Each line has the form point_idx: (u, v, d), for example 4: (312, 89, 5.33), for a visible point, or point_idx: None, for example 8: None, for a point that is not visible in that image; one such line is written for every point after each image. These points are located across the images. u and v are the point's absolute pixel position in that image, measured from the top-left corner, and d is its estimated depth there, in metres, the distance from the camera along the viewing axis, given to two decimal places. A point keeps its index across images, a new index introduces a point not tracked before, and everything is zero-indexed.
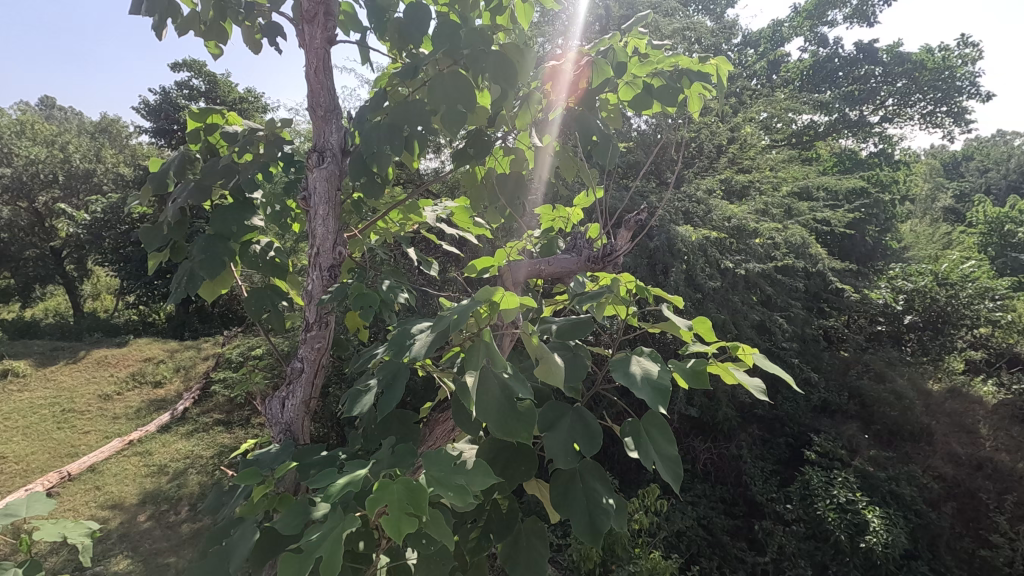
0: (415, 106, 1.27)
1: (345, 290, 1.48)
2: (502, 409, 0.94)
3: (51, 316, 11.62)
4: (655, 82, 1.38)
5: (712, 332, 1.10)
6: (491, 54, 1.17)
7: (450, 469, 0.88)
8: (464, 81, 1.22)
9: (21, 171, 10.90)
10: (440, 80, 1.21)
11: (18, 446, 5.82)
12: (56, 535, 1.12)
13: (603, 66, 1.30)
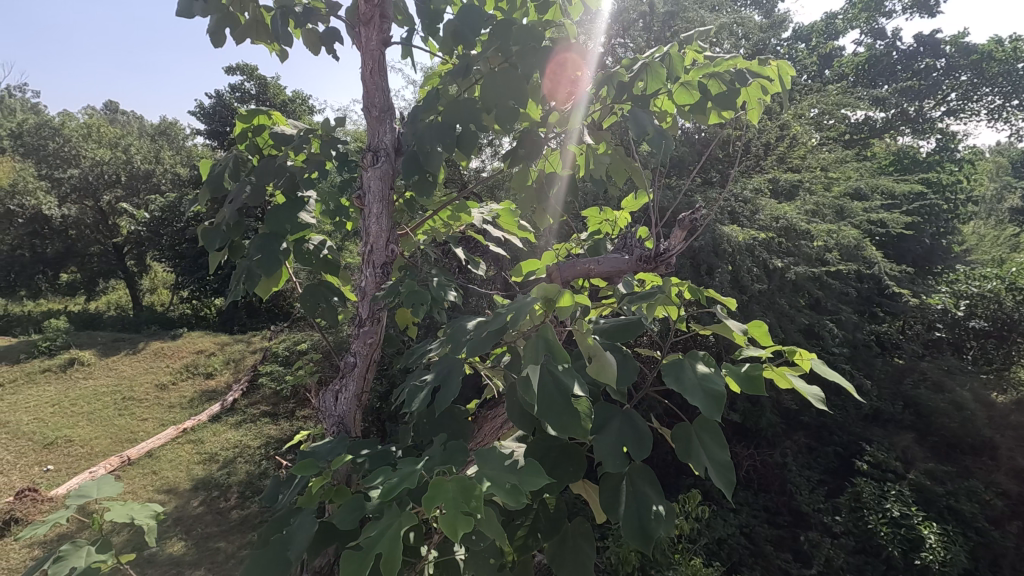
0: (467, 104, 1.27)
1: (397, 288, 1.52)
2: (556, 407, 0.95)
3: (112, 308, 12.29)
4: (713, 86, 1.34)
5: (768, 336, 1.08)
6: (541, 49, 1.19)
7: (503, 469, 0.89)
8: (515, 76, 1.22)
9: (89, 172, 11.59)
10: (491, 77, 1.22)
11: (83, 431, 6.19)
12: (125, 518, 1.18)
13: (658, 70, 1.29)
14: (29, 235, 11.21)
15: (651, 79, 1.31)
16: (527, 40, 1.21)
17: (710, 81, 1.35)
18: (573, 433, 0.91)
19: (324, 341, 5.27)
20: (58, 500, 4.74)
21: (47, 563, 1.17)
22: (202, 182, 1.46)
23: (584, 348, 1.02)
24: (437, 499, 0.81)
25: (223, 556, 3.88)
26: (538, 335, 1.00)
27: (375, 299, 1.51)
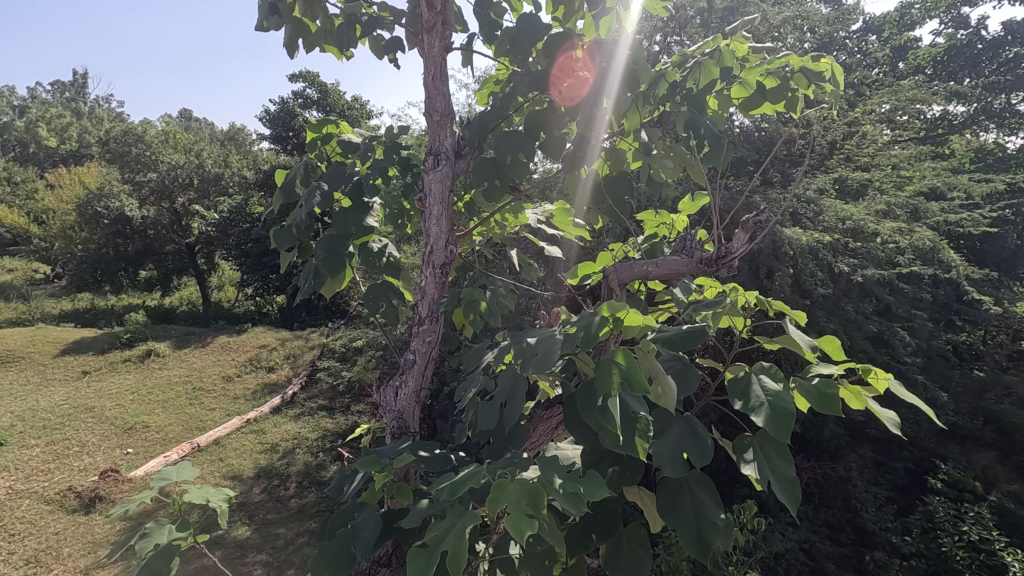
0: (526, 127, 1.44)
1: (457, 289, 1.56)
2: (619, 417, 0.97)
3: (184, 303, 13.08)
4: (769, 83, 1.35)
5: (840, 349, 1.04)
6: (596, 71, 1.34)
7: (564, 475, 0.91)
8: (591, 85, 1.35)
9: (166, 176, 12.41)
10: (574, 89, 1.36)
11: (158, 417, 6.63)
12: (201, 499, 1.26)
13: (709, 69, 1.31)
14: (113, 235, 12.09)
15: (703, 76, 1.33)
16: (602, 56, 1.34)
17: (763, 78, 1.35)
18: (630, 452, 0.99)
19: (378, 339, 5.43)
20: (137, 482, 5.09)
21: (134, 538, 1.26)
22: (277, 190, 1.58)
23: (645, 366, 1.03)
24: (502, 501, 0.84)
25: (282, 543, 4.06)
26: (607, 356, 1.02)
27: (433, 298, 1.54)
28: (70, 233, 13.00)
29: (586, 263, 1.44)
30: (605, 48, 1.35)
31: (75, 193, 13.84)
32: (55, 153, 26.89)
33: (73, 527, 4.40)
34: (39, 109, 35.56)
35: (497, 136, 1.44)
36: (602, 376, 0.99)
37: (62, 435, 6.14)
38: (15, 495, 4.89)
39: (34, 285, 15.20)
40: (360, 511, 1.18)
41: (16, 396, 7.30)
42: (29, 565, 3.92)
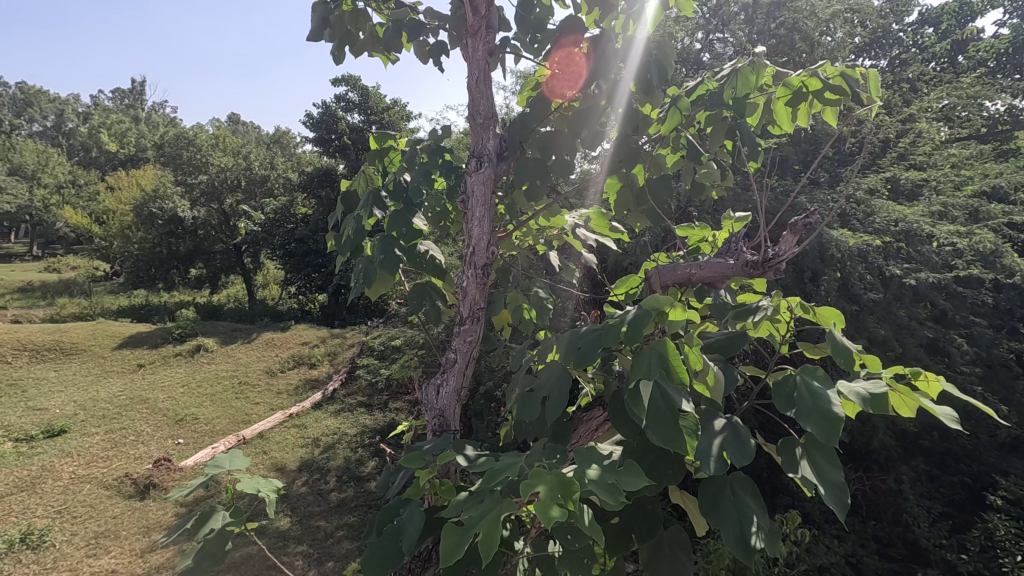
0: (558, 136, 1.49)
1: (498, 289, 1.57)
2: (663, 414, 0.99)
3: (231, 300, 13.60)
4: (811, 84, 1.27)
5: (879, 367, 1.05)
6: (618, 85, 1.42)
7: (601, 469, 0.91)
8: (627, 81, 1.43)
9: (215, 178, 12.95)
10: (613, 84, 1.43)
11: (208, 410, 6.92)
12: (253, 488, 1.32)
13: (746, 75, 1.29)
14: (167, 234, 12.67)
15: (741, 84, 1.30)
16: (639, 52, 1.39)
17: (806, 78, 1.27)
18: (674, 446, 0.95)
19: (416, 338, 5.52)
20: (187, 470, 5.32)
21: (191, 523, 1.33)
22: (338, 202, 1.71)
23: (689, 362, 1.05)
24: (536, 487, 0.84)
25: (323, 535, 4.17)
26: (650, 346, 1.03)
27: (475, 299, 1.56)
28: (128, 232, 13.72)
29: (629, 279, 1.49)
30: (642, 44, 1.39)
31: (133, 195, 14.59)
32: (115, 156, 28.43)
33: (129, 512, 4.63)
34: (101, 114, 37.55)
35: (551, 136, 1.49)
36: (642, 367, 0.99)
37: (120, 424, 6.47)
38: (77, 480, 5.18)
39: (96, 282, 16.12)
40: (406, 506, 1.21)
41: (78, 386, 7.74)
42: (89, 546, 4.14)
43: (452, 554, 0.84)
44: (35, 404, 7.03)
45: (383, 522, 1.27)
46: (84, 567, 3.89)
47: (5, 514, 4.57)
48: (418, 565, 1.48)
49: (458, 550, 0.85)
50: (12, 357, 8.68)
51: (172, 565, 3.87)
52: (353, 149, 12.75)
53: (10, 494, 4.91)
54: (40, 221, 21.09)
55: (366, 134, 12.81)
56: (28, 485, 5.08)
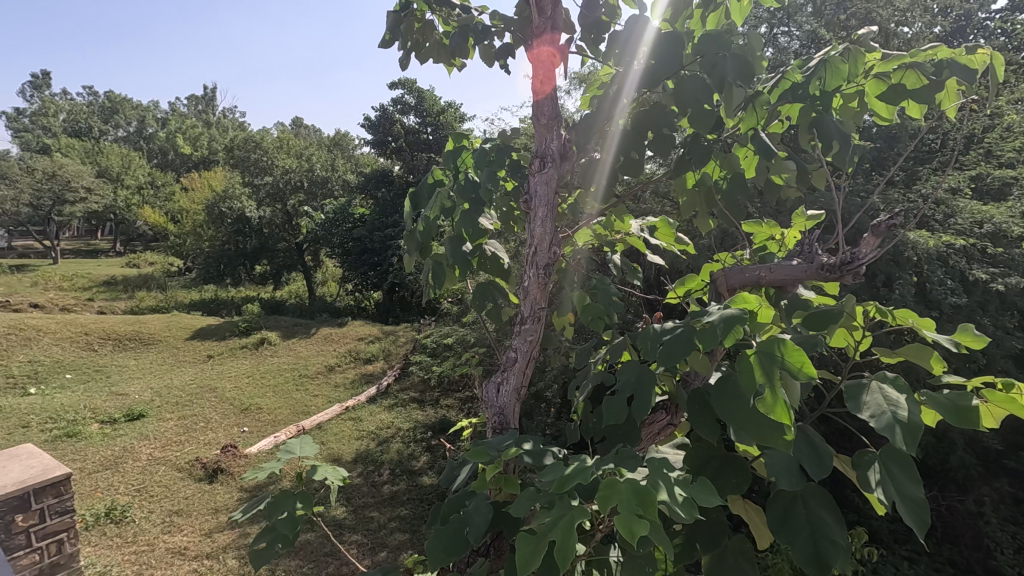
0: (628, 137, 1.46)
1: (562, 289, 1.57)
2: (753, 416, 0.97)
3: (292, 295, 14.23)
4: (911, 80, 1.22)
5: (978, 342, 1.05)
6: (687, 80, 1.29)
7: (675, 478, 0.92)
8: (703, 81, 1.29)
9: (280, 179, 13.57)
10: (681, 83, 1.30)
11: (270, 400, 7.27)
12: (322, 476, 1.40)
13: (837, 66, 1.22)
14: (234, 233, 13.39)
15: (831, 76, 1.24)
16: (713, 49, 1.27)
17: (905, 74, 1.23)
18: (760, 438, 0.95)
19: (466, 336, 5.60)
20: (252, 457, 5.60)
21: (263, 504, 1.41)
22: (405, 202, 1.75)
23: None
24: (611, 499, 0.87)
25: (375, 525, 4.29)
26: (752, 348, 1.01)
27: (536, 299, 1.56)
28: (201, 230, 14.58)
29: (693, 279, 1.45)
30: (719, 41, 1.28)
31: (205, 195, 15.50)
32: (189, 159, 30.50)
33: (199, 494, 4.91)
34: (178, 121, 40.17)
35: (620, 138, 1.49)
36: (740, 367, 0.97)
37: (191, 411, 6.88)
38: (154, 461, 5.56)
39: (170, 276, 17.23)
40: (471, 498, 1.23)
41: (154, 374, 8.29)
42: (164, 524, 4.43)
43: (529, 565, 0.89)
44: (118, 390, 7.58)
45: (447, 510, 1.31)
46: (160, 542, 4.17)
47: (92, 490, 4.95)
48: (476, 559, 1.50)
49: (535, 560, 0.90)
50: (98, 345, 9.38)
51: (237, 546, 4.09)
52: (409, 151, 13.04)
53: (96, 471, 5.31)
54: (124, 219, 22.79)
55: (422, 136, 13.09)
56: (111, 464, 5.48)
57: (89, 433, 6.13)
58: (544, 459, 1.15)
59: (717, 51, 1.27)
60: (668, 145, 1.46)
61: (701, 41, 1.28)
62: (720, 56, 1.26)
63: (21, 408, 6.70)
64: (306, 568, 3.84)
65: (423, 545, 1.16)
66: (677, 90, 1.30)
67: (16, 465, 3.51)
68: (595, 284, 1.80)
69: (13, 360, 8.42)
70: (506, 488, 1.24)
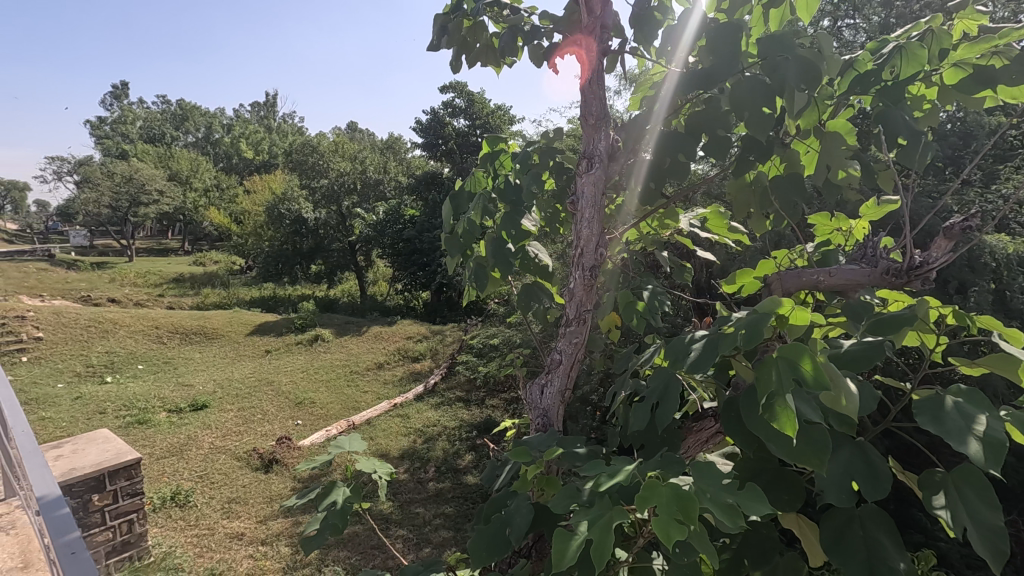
0: (680, 139, 1.43)
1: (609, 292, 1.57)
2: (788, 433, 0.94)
3: (344, 293, 14.69)
4: (997, 63, 1.17)
5: None
6: (744, 84, 1.24)
7: (717, 485, 0.89)
8: (762, 84, 1.24)
9: (336, 182, 14.04)
10: (737, 87, 1.25)
11: (323, 395, 7.52)
12: (370, 469, 1.45)
13: (916, 53, 1.15)
14: (292, 233, 13.96)
15: (907, 62, 1.18)
16: (776, 50, 1.22)
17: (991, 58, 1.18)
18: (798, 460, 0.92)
19: (511, 336, 5.62)
20: (305, 449, 5.81)
21: (314, 493, 1.47)
22: (450, 203, 1.76)
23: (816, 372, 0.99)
24: (650, 500, 0.85)
25: (421, 521, 4.37)
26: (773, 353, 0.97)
27: (582, 300, 1.55)
28: (262, 231, 15.28)
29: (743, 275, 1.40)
30: (782, 42, 1.22)
31: (266, 197, 16.22)
32: (252, 164, 32.09)
33: (256, 483, 5.14)
34: (242, 127, 42.21)
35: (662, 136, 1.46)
36: (768, 378, 0.94)
37: (250, 403, 7.22)
38: (215, 450, 5.86)
39: (233, 274, 18.12)
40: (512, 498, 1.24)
41: (217, 367, 8.74)
42: (224, 509, 4.66)
43: (562, 560, 0.88)
44: (184, 381, 8.04)
45: (490, 509, 1.32)
46: (220, 527, 4.39)
47: (159, 474, 5.27)
48: (519, 561, 1.50)
49: (569, 557, 0.88)
50: (167, 338, 9.98)
51: (290, 534, 4.26)
52: (459, 153, 13.20)
53: (163, 457, 5.65)
54: (192, 219, 24.15)
55: (471, 139, 13.23)
56: (177, 450, 5.81)
57: (157, 420, 6.53)
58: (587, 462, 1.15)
59: (779, 53, 1.22)
60: (723, 148, 1.42)
61: (764, 41, 1.23)
62: (784, 58, 1.21)
63: (99, 395, 7.21)
64: (354, 559, 3.95)
65: (465, 541, 1.18)
66: (732, 92, 1.25)
67: (93, 448, 3.78)
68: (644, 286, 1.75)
69: (93, 351, 9.07)
70: (548, 489, 1.24)
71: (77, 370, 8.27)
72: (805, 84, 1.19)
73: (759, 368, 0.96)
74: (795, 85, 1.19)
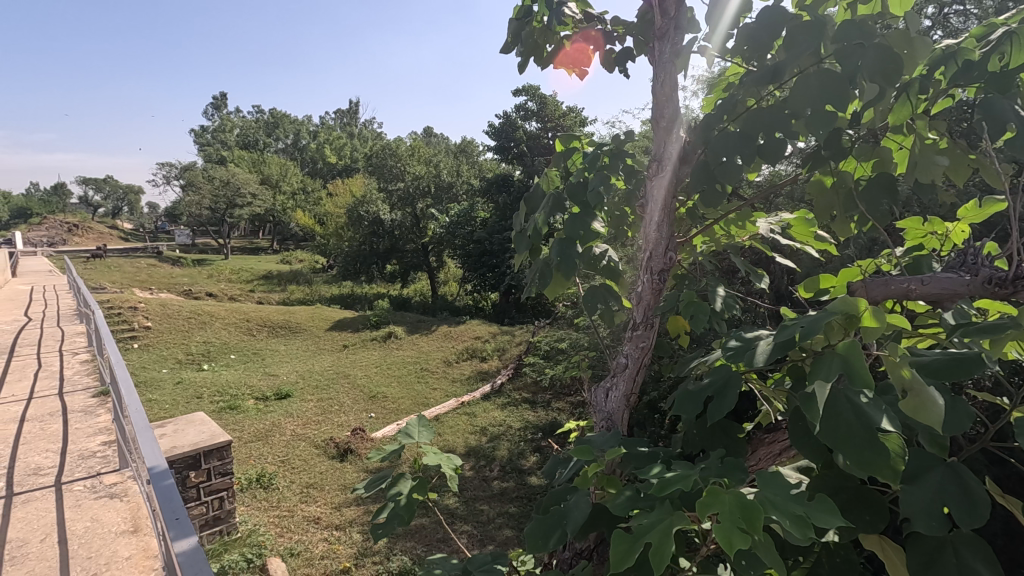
0: (734, 137, 1.28)
1: (676, 295, 1.52)
2: (860, 439, 0.87)
3: (417, 292, 15.17)
4: None
5: None
6: (812, 80, 1.18)
7: (786, 495, 0.86)
8: (833, 76, 1.16)
9: (411, 185, 14.53)
10: (804, 81, 1.18)
11: (395, 390, 7.82)
12: (435, 463, 1.50)
13: None
14: (370, 234, 14.64)
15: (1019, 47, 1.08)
16: (855, 37, 1.15)
17: None
18: (870, 472, 0.84)
19: (578, 339, 5.61)
20: (376, 441, 6.07)
21: (384, 483, 1.54)
22: (521, 203, 1.79)
23: (897, 381, 0.94)
24: (712, 507, 0.83)
25: (484, 518, 4.43)
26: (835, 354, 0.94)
27: (649, 305, 1.53)
28: (343, 232, 16.10)
29: (822, 276, 1.29)
30: (862, 29, 1.15)
31: (347, 200, 17.08)
32: (335, 168, 33.92)
33: (332, 470, 5.43)
34: (326, 133, 44.72)
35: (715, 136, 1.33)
36: (821, 372, 0.91)
37: (328, 394, 7.62)
38: (296, 437, 6.24)
39: (315, 272, 19.19)
40: (574, 494, 1.24)
41: (299, 360, 9.30)
42: (303, 494, 4.96)
43: (623, 561, 0.87)
44: (270, 371, 8.61)
45: (551, 503, 1.33)
46: (299, 510, 4.66)
47: (247, 457, 5.67)
48: (579, 562, 1.49)
49: (629, 560, 0.87)
50: (256, 330, 10.74)
51: (361, 522, 4.45)
52: (530, 156, 13.27)
53: (250, 441, 6.07)
54: (280, 220, 25.82)
55: (543, 141, 13.26)
56: (262, 435, 6.23)
57: (246, 407, 7.04)
58: (650, 462, 1.13)
59: (857, 40, 1.15)
60: (779, 149, 1.25)
61: (840, 27, 1.16)
62: (860, 44, 1.14)
63: (198, 381, 7.88)
64: (420, 550, 4.09)
65: (524, 531, 1.19)
66: (796, 88, 1.19)
67: (192, 429, 4.14)
68: (717, 289, 1.67)
69: (193, 339, 9.91)
70: (608, 489, 1.23)
71: (179, 357, 9.06)
72: (875, 76, 1.11)
73: (815, 363, 0.93)
74: (866, 77, 1.12)
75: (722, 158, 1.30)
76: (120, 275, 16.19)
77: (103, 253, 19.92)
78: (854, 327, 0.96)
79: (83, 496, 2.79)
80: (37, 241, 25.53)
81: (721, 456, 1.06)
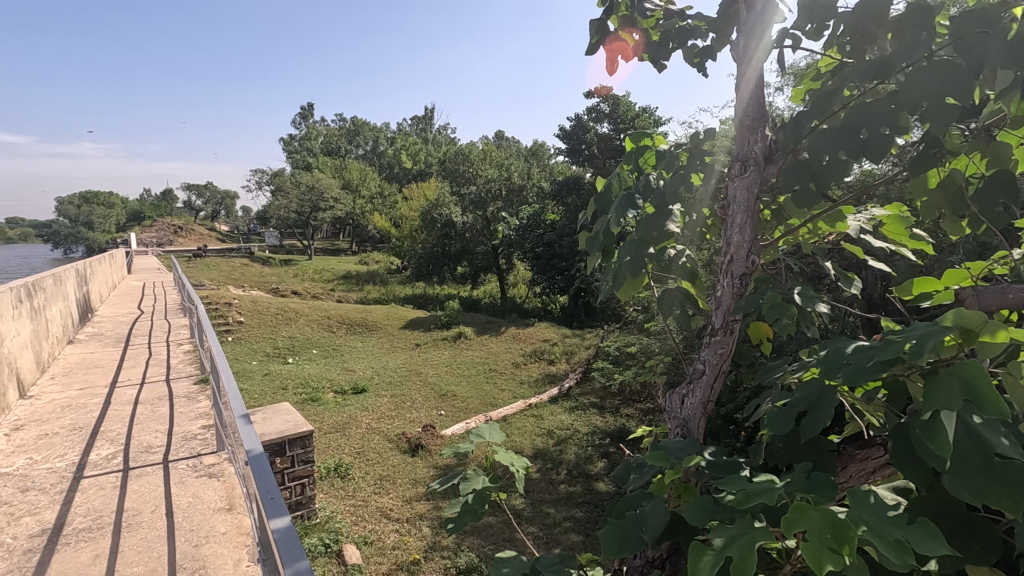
0: (836, 135, 1.20)
1: (757, 299, 1.44)
2: (976, 464, 0.80)
3: (487, 293, 15.39)
4: None
5: None
6: (927, 73, 1.08)
7: (883, 517, 0.80)
8: (952, 66, 1.06)
9: (483, 188, 14.79)
10: (919, 74, 1.09)
11: (464, 389, 7.99)
12: (506, 462, 1.52)
13: None
14: (443, 237, 15.03)
15: None
16: (974, 27, 1.06)
17: None
18: (987, 499, 0.77)
19: (649, 344, 5.48)
20: (446, 438, 6.22)
21: (456, 479, 1.57)
22: (592, 202, 1.77)
23: None
24: (799, 524, 0.78)
25: (550, 521, 4.43)
26: (949, 371, 0.86)
27: (729, 309, 1.47)
28: (418, 234, 16.63)
29: (924, 280, 1.19)
30: (985, 18, 1.06)
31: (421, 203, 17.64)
32: (411, 173, 35.15)
33: (404, 464, 5.63)
34: (402, 139, 46.44)
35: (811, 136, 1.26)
36: (938, 395, 0.84)
37: (401, 391, 7.90)
38: (370, 430, 6.51)
39: (391, 273, 19.95)
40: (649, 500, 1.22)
41: (374, 356, 9.71)
42: (376, 485, 5.17)
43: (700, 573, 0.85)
44: (347, 366, 9.04)
45: (623, 508, 1.30)
46: (373, 500, 4.87)
47: (327, 447, 6.00)
48: (654, 571, 1.47)
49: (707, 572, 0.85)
50: (336, 327, 11.32)
51: (431, 516, 4.58)
52: (601, 158, 13.12)
53: (330, 432, 6.40)
54: (359, 223, 27.07)
55: (614, 143, 13.05)
56: (340, 427, 6.55)
57: (326, 399, 7.42)
58: (730, 472, 1.09)
59: (979, 30, 1.06)
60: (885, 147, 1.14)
61: (958, 18, 1.08)
62: (982, 35, 1.04)
63: (283, 373, 8.41)
64: (487, 548, 4.15)
65: (597, 534, 1.19)
66: (910, 81, 1.09)
67: (278, 417, 4.42)
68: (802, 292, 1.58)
69: (279, 334, 10.59)
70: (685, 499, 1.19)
71: (267, 350, 9.72)
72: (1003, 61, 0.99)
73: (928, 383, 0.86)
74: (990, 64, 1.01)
75: (822, 158, 1.23)
76: (217, 273, 17.59)
77: (202, 253, 21.72)
78: (971, 343, 0.88)
79: (186, 474, 3.06)
80: (148, 241, 28.21)
81: (808, 471, 1.00)
